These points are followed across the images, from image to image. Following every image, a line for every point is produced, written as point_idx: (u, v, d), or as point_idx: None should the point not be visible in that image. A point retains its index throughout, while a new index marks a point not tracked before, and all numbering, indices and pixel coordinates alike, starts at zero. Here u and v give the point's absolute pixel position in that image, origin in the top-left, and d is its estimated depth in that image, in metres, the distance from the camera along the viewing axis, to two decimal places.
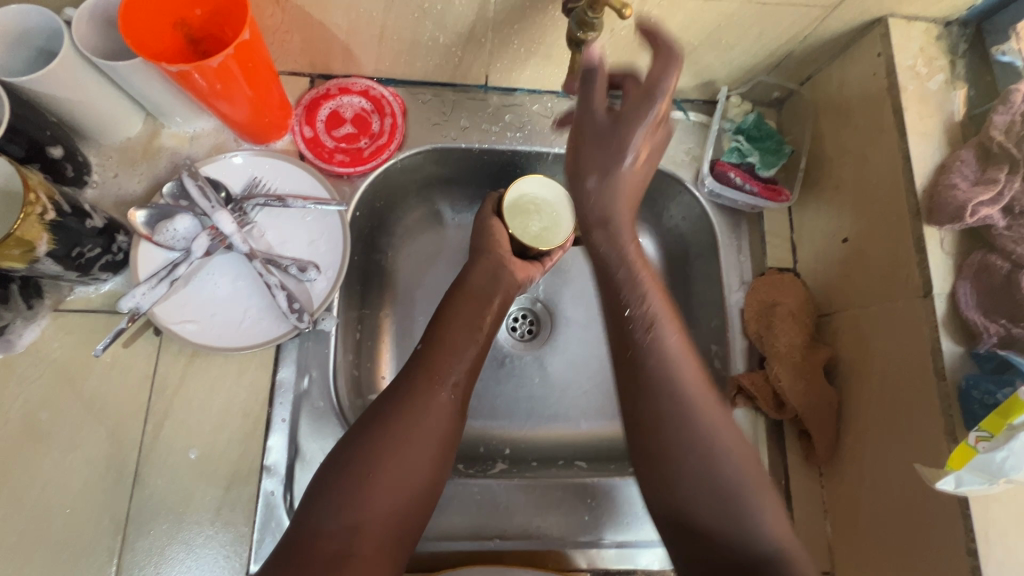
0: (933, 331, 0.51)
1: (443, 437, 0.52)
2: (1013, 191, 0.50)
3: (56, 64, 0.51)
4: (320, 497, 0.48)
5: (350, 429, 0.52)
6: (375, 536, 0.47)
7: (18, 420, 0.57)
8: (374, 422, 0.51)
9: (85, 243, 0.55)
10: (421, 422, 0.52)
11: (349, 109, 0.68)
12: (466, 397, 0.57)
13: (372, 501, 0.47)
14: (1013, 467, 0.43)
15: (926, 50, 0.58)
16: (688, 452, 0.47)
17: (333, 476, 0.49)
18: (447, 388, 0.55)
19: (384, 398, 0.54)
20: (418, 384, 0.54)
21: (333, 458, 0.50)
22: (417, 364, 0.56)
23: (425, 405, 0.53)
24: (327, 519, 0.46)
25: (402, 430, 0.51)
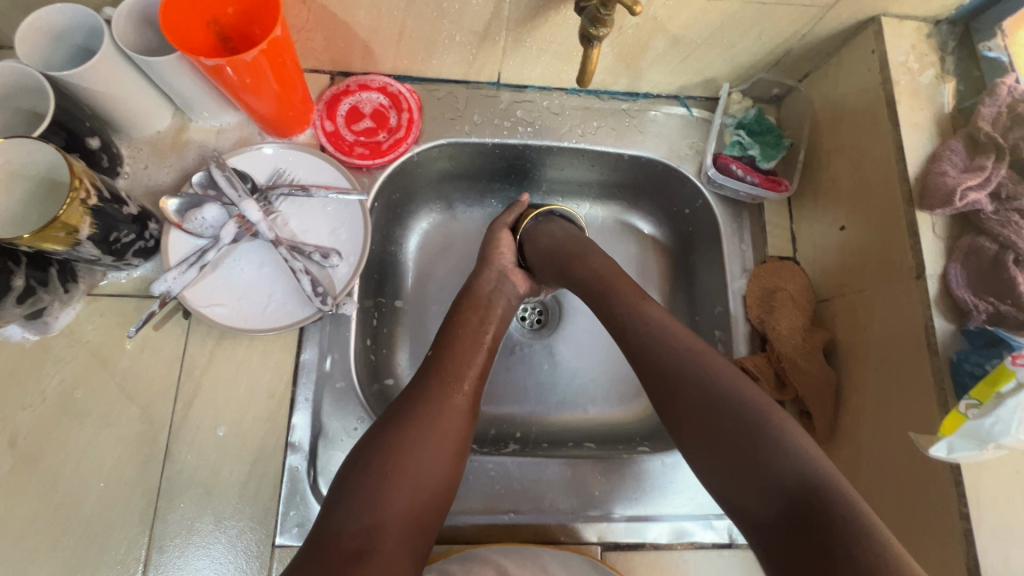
0: (926, 310, 0.54)
1: (458, 437, 0.56)
2: (999, 177, 0.54)
3: (97, 60, 0.54)
4: (345, 496, 0.50)
5: (368, 432, 0.55)
6: (395, 533, 0.49)
7: (54, 398, 0.59)
8: (389, 426, 0.54)
9: (121, 229, 0.58)
10: (436, 425, 0.55)
11: (368, 104, 0.72)
12: (478, 401, 0.60)
13: (391, 500, 0.50)
14: (1001, 432, 0.46)
15: (917, 47, 0.62)
16: (707, 403, 0.51)
17: (353, 478, 0.51)
18: (458, 394, 0.58)
19: (398, 404, 0.56)
20: (430, 391, 0.57)
21: (353, 460, 0.53)
22: (428, 373, 0.59)
23: (437, 407, 0.56)
24: (349, 517, 0.49)
25: (416, 433, 0.53)
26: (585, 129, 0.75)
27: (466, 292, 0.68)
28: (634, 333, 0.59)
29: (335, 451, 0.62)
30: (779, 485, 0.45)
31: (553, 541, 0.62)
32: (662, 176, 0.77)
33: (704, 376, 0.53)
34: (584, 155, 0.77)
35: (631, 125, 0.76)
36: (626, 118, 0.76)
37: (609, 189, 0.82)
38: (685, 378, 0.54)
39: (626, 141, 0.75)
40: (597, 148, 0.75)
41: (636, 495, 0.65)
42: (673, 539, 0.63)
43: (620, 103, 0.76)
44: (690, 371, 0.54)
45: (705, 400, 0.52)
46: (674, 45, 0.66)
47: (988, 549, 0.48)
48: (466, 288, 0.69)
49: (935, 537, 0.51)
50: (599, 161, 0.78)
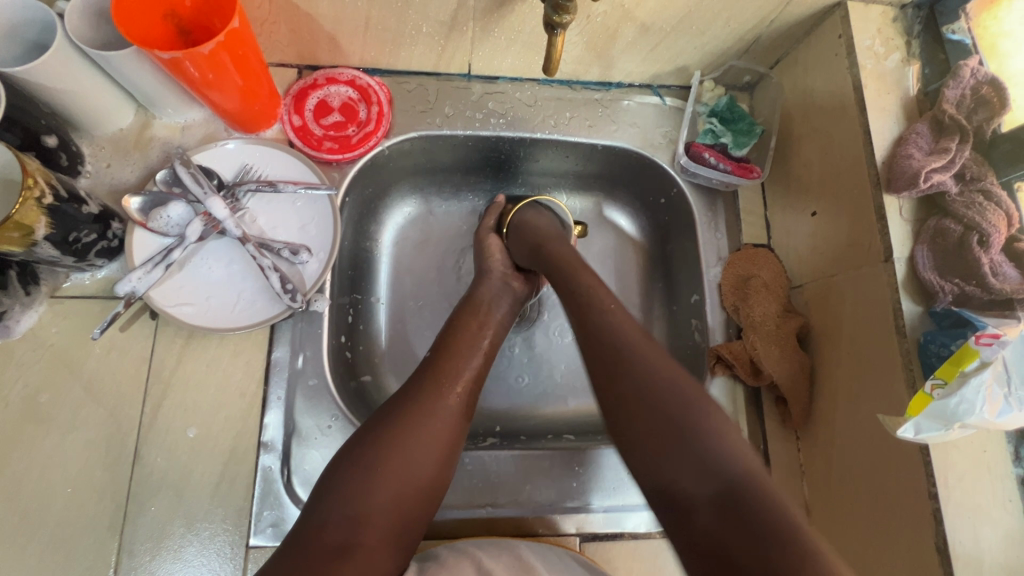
0: (893, 292, 0.55)
1: (450, 438, 0.55)
2: (963, 159, 0.54)
3: (50, 55, 0.52)
4: (328, 491, 0.49)
5: (359, 429, 0.54)
6: (379, 528, 0.48)
7: (17, 403, 0.58)
8: (383, 423, 0.53)
9: (81, 229, 0.56)
10: (428, 424, 0.54)
11: (336, 98, 0.70)
12: (472, 404, 0.59)
13: (377, 495, 0.49)
14: (965, 411, 0.47)
15: (882, 31, 0.62)
16: (643, 402, 0.49)
17: (340, 474, 0.50)
18: (453, 396, 0.57)
19: (394, 401, 0.56)
20: (423, 390, 0.56)
21: (341, 459, 0.52)
22: (425, 374, 0.58)
23: (429, 407, 0.55)
24: (332, 511, 0.48)
25: (406, 430, 0.53)
26: (558, 119, 0.75)
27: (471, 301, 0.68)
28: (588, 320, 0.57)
29: (309, 449, 0.62)
30: (713, 471, 0.44)
31: (532, 534, 0.62)
32: (636, 167, 0.77)
33: (645, 368, 0.51)
34: (558, 145, 0.76)
35: (604, 115, 0.75)
36: (599, 107, 0.76)
37: (586, 179, 0.82)
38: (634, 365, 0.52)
39: (599, 131, 0.75)
40: (570, 138, 0.75)
41: (614, 486, 0.65)
42: (651, 528, 0.63)
43: (593, 93, 0.76)
44: (632, 358, 0.52)
45: (638, 386, 0.50)
46: (643, 33, 0.66)
47: (955, 527, 0.49)
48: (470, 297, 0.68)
49: (907, 516, 0.52)
50: (572, 152, 0.77)
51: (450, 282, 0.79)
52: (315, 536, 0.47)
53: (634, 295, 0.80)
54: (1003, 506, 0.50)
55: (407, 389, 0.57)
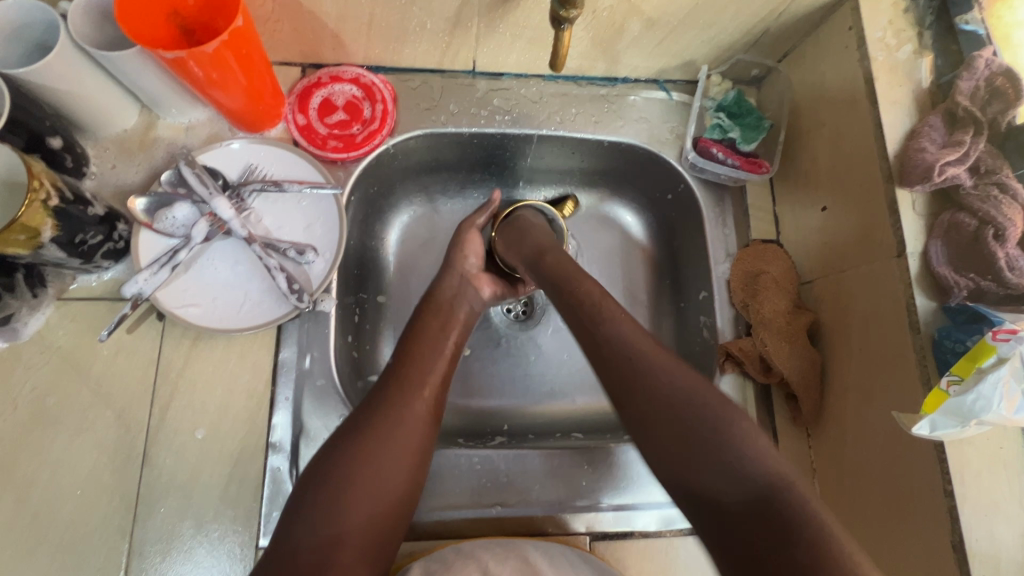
0: (907, 288, 0.54)
1: (419, 445, 0.55)
2: (977, 152, 0.53)
3: (53, 56, 0.52)
4: (302, 510, 0.49)
5: (325, 443, 0.54)
6: (354, 544, 0.48)
7: (26, 405, 0.58)
8: (352, 435, 0.53)
9: (87, 230, 0.56)
10: (395, 434, 0.53)
11: (341, 96, 0.70)
12: (439, 408, 0.58)
13: (351, 511, 0.49)
14: (982, 408, 0.46)
15: (894, 22, 0.61)
16: (662, 409, 0.50)
17: (313, 491, 0.50)
18: (419, 402, 0.56)
19: (358, 413, 0.55)
20: (390, 399, 0.55)
21: (312, 472, 0.51)
22: (392, 380, 0.57)
23: (395, 416, 0.54)
24: (305, 531, 0.48)
25: (373, 442, 0.52)
26: (564, 116, 0.74)
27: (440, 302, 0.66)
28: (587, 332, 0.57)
29: (317, 449, 0.62)
30: (744, 478, 0.45)
31: (541, 533, 0.62)
32: (643, 163, 0.77)
33: (649, 384, 0.52)
34: (563, 142, 0.75)
35: (610, 110, 0.75)
36: (604, 103, 0.75)
37: (592, 176, 0.81)
38: (642, 385, 0.52)
39: (605, 127, 0.74)
40: (576, 135, 0.74)
41: (624, 485, 0.64)
42: (661, 527, 0.62)
43: (599, 89, 0.75)
44: (645, 371, 0.52)
45: (660, 405, 0.50)
46: (649, 27, 0.65)
47: (971, 525, 0.48)
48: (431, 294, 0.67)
49: (922, 514, 0.51)
50: (578, 148, 0.76)
51: (427, 270, 0.79)
52: (290, 557, 0.46)
53: (642, 292, 0.80)
54: (1019, 503, 0.49)
55: (374, 397, 0.56)
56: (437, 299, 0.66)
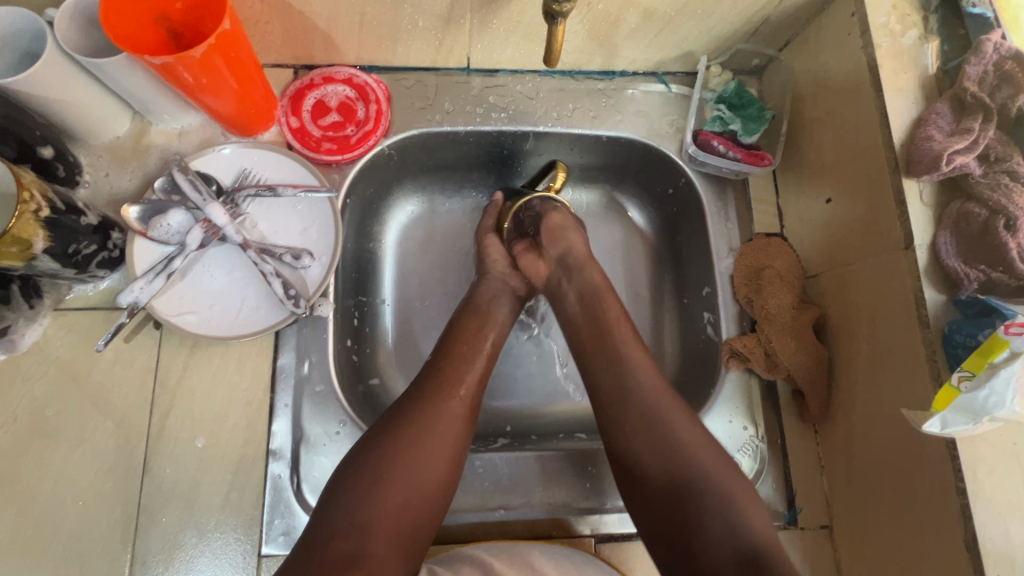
0: (915, 281, 0.52)
1: (456, 442, 0.54)
2: (986, 140, 0.52)
3: (40, 65, 0.51)
4: (335, 499, 0.49)
5: (364, 436, 0.54)
6: (386, 534, 0.48)
7: (25, 417, 0.58)
8: (388, 428, 0.53)
9: (80, 240, 0.56)
10: (431, 430, 0.53)
11: (334, 98, 0.69)
12: (476, 406, 0.58)
13: (382, 500, 0.49)
14: (995, 405, 0.44)
15: (898, 7, 0.59)
16: (664, 452, 0.53)
17: (348, 479, 0.50)
18: (456, 401, 0.57)
19: (396, 409, 0.55)
20: (426, 395, 0.56)
21: (347, 464, 0.51)
22: (429, 378, 0.58)
23: (432, 412, 0.54)
24: (338, 517, 0.48)
25: (410, 436, 0.52)
26: (561, 112, 0.73)
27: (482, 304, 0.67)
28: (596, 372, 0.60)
29: (318, 455, 0.61)
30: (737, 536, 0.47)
31: (546, 536, 0.61)
32: (642, 157, 0.75)
33: (664, 418, 0.54)
34: (562, 138, 0.74)
35: (608, 105, 0.73)
36: (602, 98, 0.74)
37: (591, 173, 0.80)
38: (657, 428, 0.54)
39: (603, 122, 0.73)
40: (574, 131, 0.73)
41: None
42: None
43: (596, 83, 0.74)
44: (658, 413, 0.55)
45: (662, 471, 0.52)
46: (646, 19, 0.64)
47: (986, 523, 0.47)
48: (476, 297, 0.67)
49: (934, 512, 0.50)
50: (577, 145, 0.75)
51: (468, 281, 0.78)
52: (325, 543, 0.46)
53: (644, 289, 0.78)
54: None
55: (412, 391, 0.57)
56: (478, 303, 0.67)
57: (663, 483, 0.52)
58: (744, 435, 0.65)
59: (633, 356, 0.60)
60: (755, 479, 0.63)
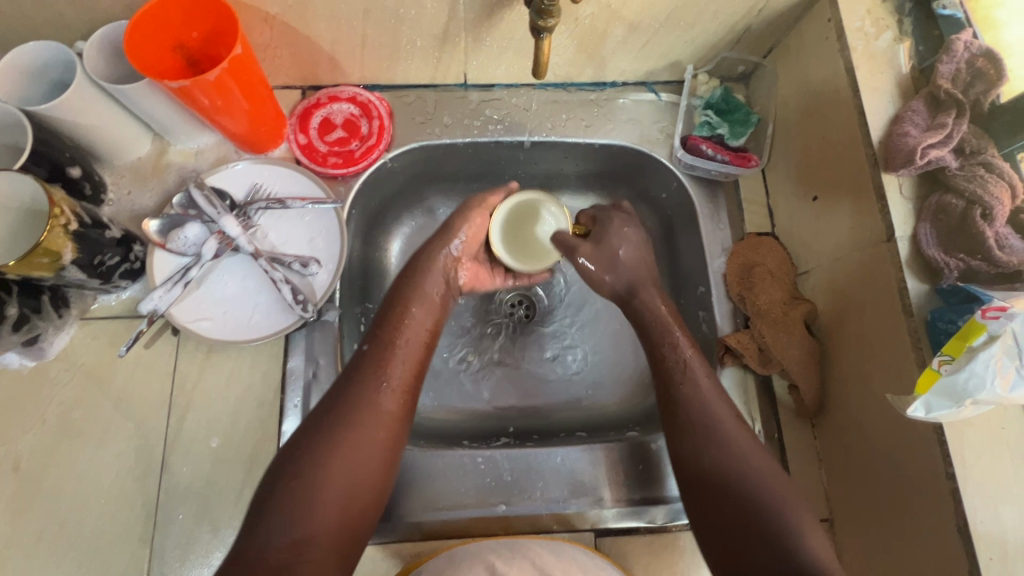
0: (898, 272, 0.54)
1: (387, 430, 0.55)
2: (960, 134, 0.54)
3: (70, 92, 0.56)
4: (264, 517, 0.48)
5: (291, 438, 0.53)
6: (322, 545, 0.48)
7: (53, 419, 0.61)
8: (311, 433, 0.53)
9: (105, 252, 0.60)
10: (359, 424, 0.53)
11: (339, 115, 0.73)
12: (411, 385, 0.59)
13: (318, 510, 0.49)
14: (976, 387, 0.46)
15: (872, 12, 0.62)
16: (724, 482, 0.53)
17: (272, 494, 0.49)
18: (380, 395, 0.56)
19: (322, 410, 0.55)
20: (354, 390, 0.55)
21: (275, 473, 0.51)
22: (351, 376, 0.57)
23: (363, 409, 0.54)
24: (267, 532, 0.47)
25: (336, 438, 0.52)
26: (555, 122, 0.76)
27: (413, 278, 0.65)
28: (669, 386, 0.60)
29: None
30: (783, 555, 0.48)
31: (547, 531, 0.63)
32: (634, 163, 0.78)
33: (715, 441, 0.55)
34: (557, 147, 0.77)
35: (600, 114, 0.76)
36: (594, 108, 0.77)
37: (587, 179, 0.82)
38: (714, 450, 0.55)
39: (596, 131, 0.76)
40: (567, 140, 0.76)
41: (631, 482, 0.64)
42: (668, 521, 0.63)
43: (588, 94, 0.77)
44: (716, 437, 0.56)
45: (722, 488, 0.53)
46: (632, 31, 0.67)
47: (975, 506, 0.48)
48: (445, 224, 0.69)
49: (926, 497, 0.51)
50: (571, 154, 0.78)
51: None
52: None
53: None
54: None
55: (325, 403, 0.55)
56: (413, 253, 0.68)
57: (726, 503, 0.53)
58: None
59: (703, 376, 0.60)
60: None
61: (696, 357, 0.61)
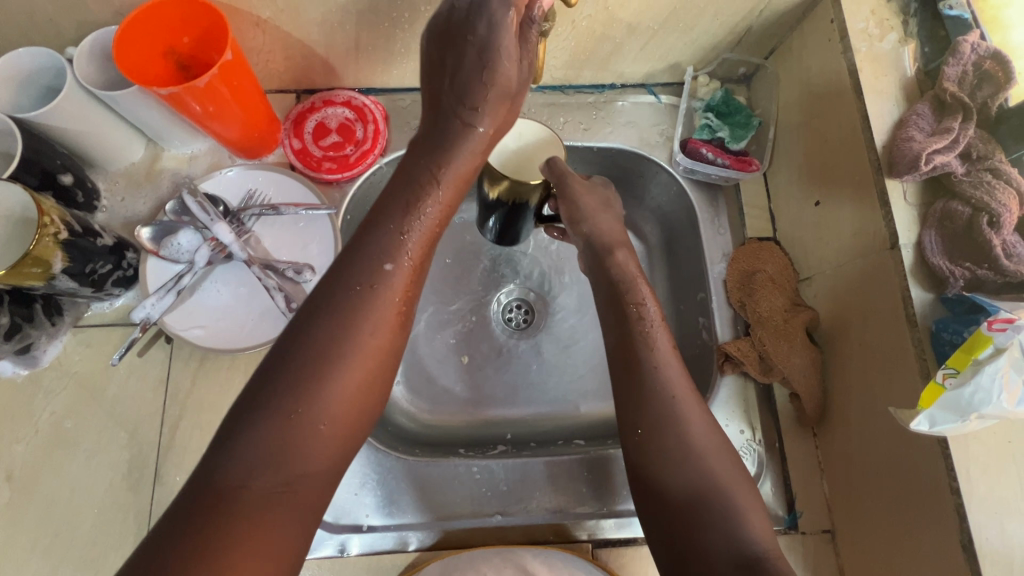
0: (902, 281, 0.53)
1: (383, 344, 0.45)
2: (967, 139, 0.53)
3: (61, 99, 0.56)
4: (237, 445, 0.40)
5: (269, 351, 0.44)
6: (309, 477, 0.42)
7: (46, 429, 0.61)
8: (294, 349, 0.43)
9: (97, 260, 0.59)
10: (353, 340, 0.44)
11: (334, 119, 0.72)
12: (412, 286, 0.48)
13: (306, 441, 0.41)
14: (981, 402, 0.45)
15: (876, 12, 0.60)
16: (690, 467, 0.52)
17: (249, 417, 0.41)
18: (378, 302, 0.45)
19: (306, 316, 0.44)
20: (347, 295, 0.45)
21: (250, 396, 0.42)
22: (345, 275, 0.46)
23: (357, 322, 0.44)
24: (242, 463, 0.39)
25: (325, 356, 0.43)
26: (552, 125, 0.75)
27: (433, 165, 0.51)
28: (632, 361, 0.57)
29: None
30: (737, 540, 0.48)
31: (543, 541, 0.62)
32: (634, 166, 0.76)
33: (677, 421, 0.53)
34: None
35: (599, 117, 0.75)
36: (593, 110, 0.75)
37: None
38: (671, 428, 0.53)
39: (595, 134, 0.74)
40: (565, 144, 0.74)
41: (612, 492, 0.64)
42: None
43: (587, 97, 0.76)
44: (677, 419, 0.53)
45: (678, 463, 0.52)
46: (630, 33, 0.66)
47: (981, 523, 0.46)
48: (455, 85, 0.52)
49: (929, 513, 0.49)
50: (569, 158, 0.76)
51: (481, 289, 0.80)
52: (224, 532, 0.37)
53: None
54: None
55: (305, 317, 0.45)
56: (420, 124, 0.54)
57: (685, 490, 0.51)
58: (742, 439, 0.64)
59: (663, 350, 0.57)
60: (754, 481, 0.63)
61: (659, 331, 0.59)
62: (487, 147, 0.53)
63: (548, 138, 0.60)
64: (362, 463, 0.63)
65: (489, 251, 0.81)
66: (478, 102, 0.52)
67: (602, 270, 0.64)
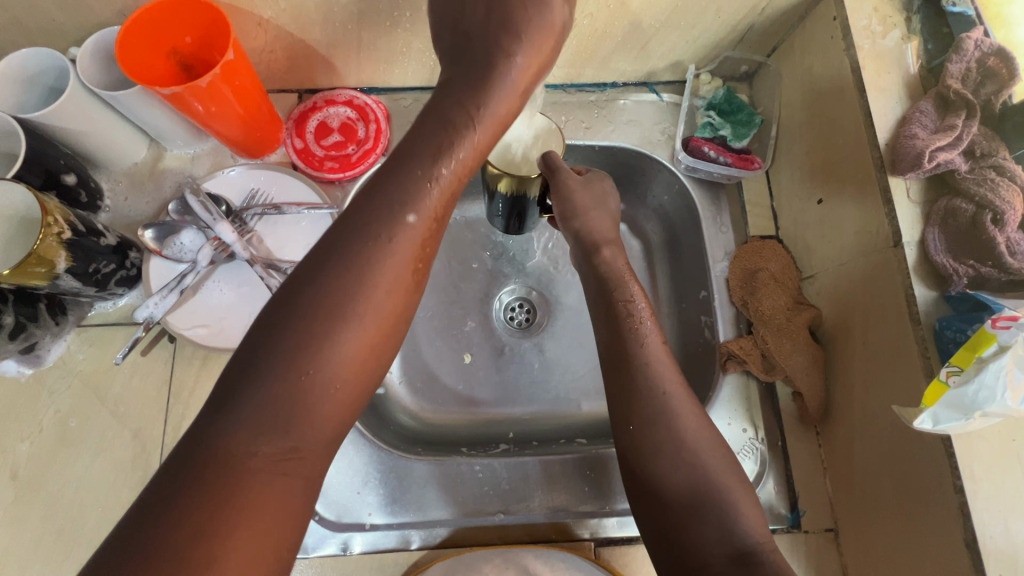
0: (905, 279, 0.53)
1: (394, 306, 0.44)
2: (970, 136, 0.53)
3: (64, 99, 0.56)
4: (239, 407, 0.38)
5: (273, 305, 0.41)
6: (314, 441, 0.41)
7: (51, 428, 0.61)
8: (303, 305, 0.41)
9: (100, 260, 0.59)
10: (364, 301, 0.42)
11: (336, 118, 0.72)
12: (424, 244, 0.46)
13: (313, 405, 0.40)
14: (985, 399, 0.45)
15: (879, 9, 0.60)
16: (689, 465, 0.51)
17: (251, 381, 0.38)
18: (391, 261, 0.43)
19: (313, 270, 0.42)
20: (360, 252, 0.42)
21: (252, 357, 0.39)
22: (357, 228, 0.43)
23: (370, 282, 0.42)
24: (244, 425, 0.38)
25: (336, 317, 0.41)
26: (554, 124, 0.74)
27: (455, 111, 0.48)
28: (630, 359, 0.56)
29: None
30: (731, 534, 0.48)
31: (546, 539, 0.62)
32: (635, 165, 0.76)
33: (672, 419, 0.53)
34: None
35: (600, 116, 0.75)
36: (595, 109, 0.75)
37: None
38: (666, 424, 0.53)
39: (597, 132, 0.74)
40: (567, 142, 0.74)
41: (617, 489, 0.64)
42: None
43: (588, 95, 0.76)
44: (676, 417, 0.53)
45: (674, 461, 0.52)
46: (632, 32, 0.66)
47: (986, 521, 0.46)
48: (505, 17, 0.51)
49: (933, 511, 0.49)
50: (571, 156, 0.76)
51: (484, 288, 0.80)
52: (225, 494, 0.36)
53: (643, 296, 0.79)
54: None
55: (317, 265, 0.42)
56: (448, 59, 0.52)
57: (684, 489, 0.51)
58: (744, 437, 0.64)
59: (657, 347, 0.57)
60: (755, 480, 0.63)
61: (652, 327, 0.58)
62: (529, 82, 0.52)
63: (550, 130, 0.62)
64: (365, 462, 0.63)
65: (491, 249, 0.81)
66: (523, 33, 0.51)
67: (594, 268, 0.64)
